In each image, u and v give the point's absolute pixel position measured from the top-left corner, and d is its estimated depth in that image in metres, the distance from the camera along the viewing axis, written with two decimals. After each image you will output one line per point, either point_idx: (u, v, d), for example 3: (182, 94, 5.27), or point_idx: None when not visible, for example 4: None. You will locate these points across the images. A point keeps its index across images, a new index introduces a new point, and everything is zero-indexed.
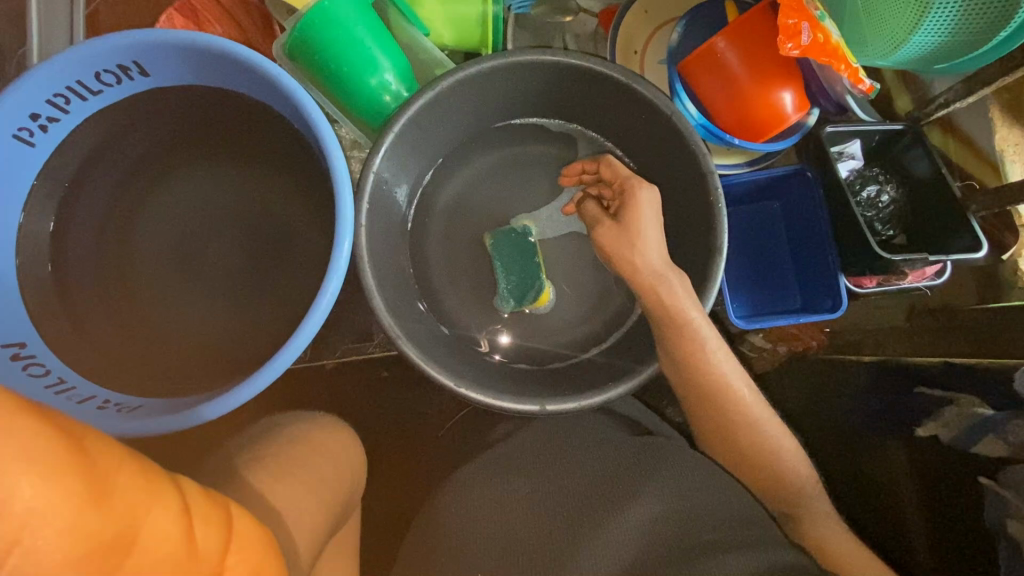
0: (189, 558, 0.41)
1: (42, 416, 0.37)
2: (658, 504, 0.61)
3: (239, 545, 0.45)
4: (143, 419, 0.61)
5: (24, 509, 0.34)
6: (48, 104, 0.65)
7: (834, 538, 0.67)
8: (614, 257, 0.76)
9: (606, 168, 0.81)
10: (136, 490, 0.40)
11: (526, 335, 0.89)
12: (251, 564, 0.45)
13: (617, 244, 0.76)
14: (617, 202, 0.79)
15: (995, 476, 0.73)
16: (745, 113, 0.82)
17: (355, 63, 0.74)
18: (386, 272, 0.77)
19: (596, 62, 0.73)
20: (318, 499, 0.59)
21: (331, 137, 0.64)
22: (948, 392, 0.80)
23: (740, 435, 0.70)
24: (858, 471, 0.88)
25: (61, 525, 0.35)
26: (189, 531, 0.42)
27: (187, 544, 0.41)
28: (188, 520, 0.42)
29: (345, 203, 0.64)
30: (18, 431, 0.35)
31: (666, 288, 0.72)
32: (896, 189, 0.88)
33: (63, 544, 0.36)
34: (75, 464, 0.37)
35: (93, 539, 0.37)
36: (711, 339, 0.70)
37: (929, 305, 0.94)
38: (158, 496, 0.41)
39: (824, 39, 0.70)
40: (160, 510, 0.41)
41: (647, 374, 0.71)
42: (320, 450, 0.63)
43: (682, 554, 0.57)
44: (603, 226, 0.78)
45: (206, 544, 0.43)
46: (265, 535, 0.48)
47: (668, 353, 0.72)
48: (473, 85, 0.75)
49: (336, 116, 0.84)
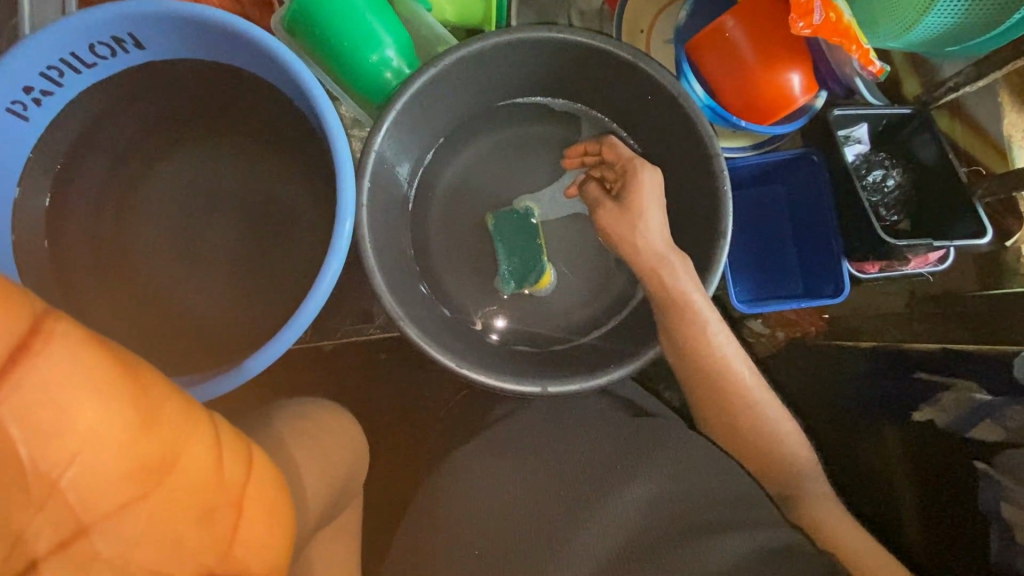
0: (217, 486, 0.41)
1: (105, 344, 0.38)
2: (660, 481, 0.62)
3: (261, 483, 0.45)
4: None
5: (86, 427, 0.35)
6: (42, 77, 0.63)
7: (832, 519, 0.68)
8: (615, 239, 0.76)
9: (609, 149, 0.80)
10: (181, 419, 0.40)
11: (526, 318, 0.89)
12: (266, 500, 0.45)
13: (618, 225, 0.75)
14: (620, 183, 0.79)
15: (990, 459, 0.74)
16: (752, 95, 0.80)
17: (355, 37, 0.72)
18: (387, 251, 0.76)
19: (603, 39, 0.72)
20: (320, 474, 0.59)
21: (331, 113, 0.63)
22: (948, 377, 0.80)
23: (736, 415, 0.71)
24: (846, 453, 0.89)
25: (114, 444, 0.36)
26: (219, 462, 0.42)
27: (217, 475, 0.41)
28: (219, 450, 0.42)
29: (345, 181, 0.64)
30: (74, 360, 0.35)
31: (668, 271, 0.71)
32: (902, 174, 0.87)
33: (117, 459, 0.36)
34: (131, 390, 0.37)
35: (146, 461, 0.37)
36: (712, 321, 0.70)
37: (930, 291, 0.95)
38: (196, 428, 0.41)
39: (836, 19, 0.69)
40: (197, 440, 0.41)
41: (647, 358, 0.72)
42: (321, 422, 0.63)
43: (682, 531, 0.58)
44: (605, 208, 0.77)
45: (233, 474, 0.43)
46: (277, 476, 0.47)
47: (669, 335, 0.72)
48: (477, 63, 0.74)
49: (336, 93, 0.82)
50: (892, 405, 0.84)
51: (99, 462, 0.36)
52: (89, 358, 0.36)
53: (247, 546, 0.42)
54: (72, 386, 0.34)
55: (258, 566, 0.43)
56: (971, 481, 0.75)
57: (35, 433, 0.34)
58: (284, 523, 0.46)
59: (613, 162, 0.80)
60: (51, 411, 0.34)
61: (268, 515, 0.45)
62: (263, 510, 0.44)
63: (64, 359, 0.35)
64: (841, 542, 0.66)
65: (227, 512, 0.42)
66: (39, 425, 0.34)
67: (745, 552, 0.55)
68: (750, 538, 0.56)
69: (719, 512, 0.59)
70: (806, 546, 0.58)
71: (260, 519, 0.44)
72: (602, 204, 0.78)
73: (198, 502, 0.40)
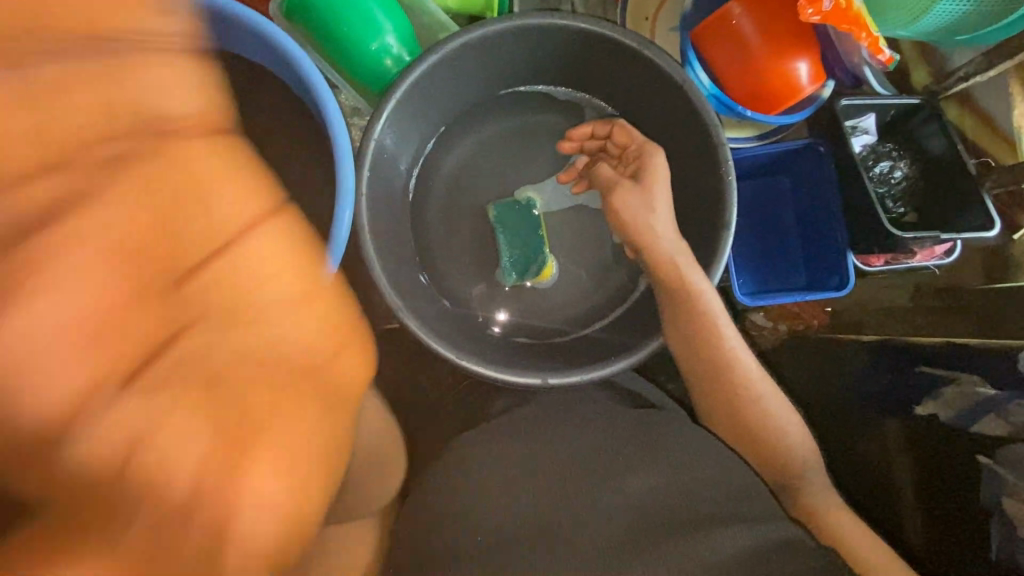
0: (309, 295, 0.32)
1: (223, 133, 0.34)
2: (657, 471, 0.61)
3: (350, 365, 0.34)
4: None
5: (205, 205, 0.30)
6: None
7: (833, 513, 0.68)
8: (623, 225, 0.76)
9: (621, 132, 0.80)
10: (225, 192, 0.31)
11: (527, 310, 0.88)
12: (353, 357, 0.34)
13: (625, 211, 0.76)
14: (632, 167, 0.78)
15: (993, 453, 0.73)
16: (759, 83, 0.79)
17: (355, 23, 0.71)
18: (387, 242, 0.75)
19: (607, 26, 0.70)
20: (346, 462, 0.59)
21: (333, 103, 0.63)
22: (951, 370, 0.80)
23: (740, 407, 0.71)
24: (851, 447, 0.89)
25: (190, 219, 0.29)
26: (302, 272, 0.32)
27: (303, 298, 0.31)
28: (300, 264, 0.32)
29: (345, 171, 0.63)
30: (186, 144, 0.31)
31: (682, 261, 0.71)
32: (909, 165, 0.86)
33: (220, 211, 0.30)
34: (233, 162, 0.33)
35: (232, 275, 0.29)
36: (721, 313, 0.71)
37: (934, 284, 0.93)
38: (267, 215, 0.32)
39: (846, 5, 0.67)
40: (246, 213, 0.31)
41: (654, 347, 0.71)
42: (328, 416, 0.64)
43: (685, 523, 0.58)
44: (622, 192, 0.76)
45: (315, 275, 0.33)
46: (347, 304, 0.36)
47: (677, 327, 0.71)
48: (479, 50, 0.73)
49: (335, 81, 0.81)
50: (895, 398, 0.86)
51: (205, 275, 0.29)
52: (196, 138, 0.31)
53: (339, 385, 0.32)
54: (168, 150, 0.30)
55: (344, 407, 0.33)
56: (975, 475, 0.75)
57: (72, 222, 0.27)
58: (353, 384, 0.34)
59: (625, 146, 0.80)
60: (73, 239, 0.26)
61: (347, 347, 0.34)
62: (332, 386, 0.32)
63: (197, 144, 0.31)
64: (842, 535, 0.66)
65: (313, 344, 0.31)
66: (142, 194, 0.29)
67: (749, 546, 0.55)
68: (755, 531, 0.57)
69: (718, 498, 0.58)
70: (809, 539, 0.58)
71: (347, 364, 0.33)
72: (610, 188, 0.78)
73: (290, 313, 0.31)
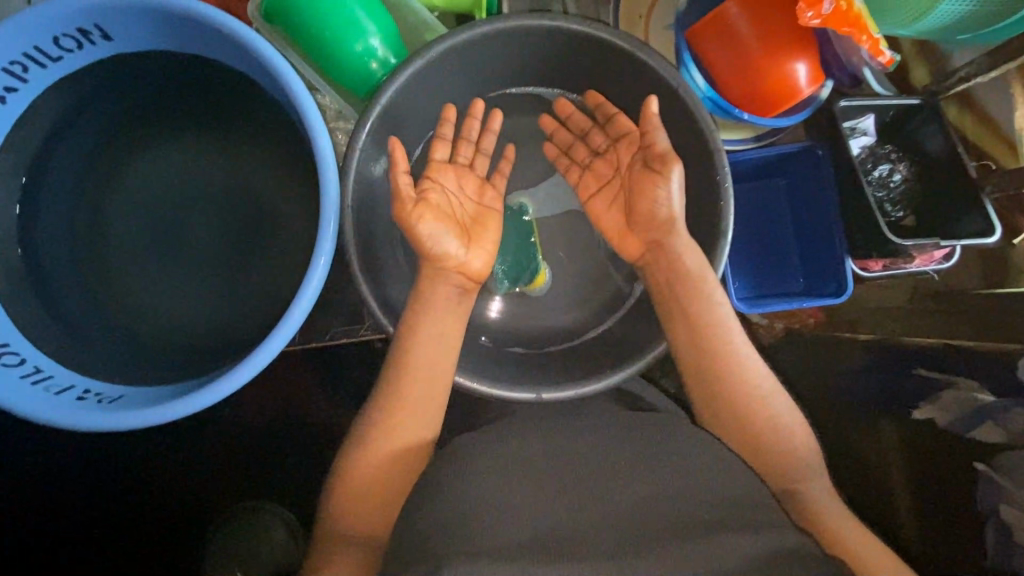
0: (481, 216, 0.75)
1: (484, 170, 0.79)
2: (662, 479, 0.56)
3: (479, 242, 0.73)
4: (110, 414, 0.58)
5: (472, 177, 0.77)
6: (4, 73, 0.60)
7: (837, 521, 0.65)
8: (646, 216, 0.71)
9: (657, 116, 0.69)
10: (478, 187, 0.77)
11: (520, 317, 0.87)
12: (488, 250, 0.73)
13: (645, 201, 0.71)
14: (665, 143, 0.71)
15: (988, 460, 0.75)
16: (755, 84, 0.77)
17: (337, 27, 0.68)
18: (374, 255, 0.74)
19: (600, 28, 0.68)
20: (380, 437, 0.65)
21: (314, 112, 0.60)
22: (948, 374, 0.79)
23: (737, 410, 0.68)
24: (848, 447, 0.88)
25: (469, 181, 0.77)
26: (484, 214, 0.75)
27: (484, 218, 0.75)
28: (485, 210, 0.76)
29: (329, 182, 0.60)
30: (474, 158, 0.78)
31: (694, 255, 0.70)
32: (908, 168, 0.84)
33: (471, 184, 0.77)
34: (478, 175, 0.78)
35: (475, 194, 0.76)
36: (723, 305, 0.70)
37: (932, 289, 0.92)
38: (486, 198, 0.77)
39: (847, 7, 0.65)
40: (481, 193, 0.77)
41: (658, 350, 0.72)
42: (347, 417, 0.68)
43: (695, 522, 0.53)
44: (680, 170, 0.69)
45: (482, 214, 0.75)
46: (493, 238, 0.74)
47: (680, 321, 0.70)
48: (471, 51, 0.71)
49: (316, 84, 0.78)
50: (894, 400, 0.83)
51: (465, 189, 0.76)
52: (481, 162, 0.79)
53: (479, 254, 0.72)
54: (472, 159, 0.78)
55: (478, 266, 0.72)
56: (969, 482, 0.77)
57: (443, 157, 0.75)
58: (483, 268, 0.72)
59: (621, 137, 0.76)
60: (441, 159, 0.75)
61: (489, 251, 0.73)
62: (488, 252, 0.73)
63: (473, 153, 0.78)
64: (848, 541, 0.63)
65: (475, 232, 0.73)
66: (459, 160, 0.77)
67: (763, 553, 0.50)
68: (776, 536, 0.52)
69: (744, 508, 0.54)
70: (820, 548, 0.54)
71: (483, 246, 0.73)
72: (630, 178, 0.73)
73: (471, 218, 0.74)
